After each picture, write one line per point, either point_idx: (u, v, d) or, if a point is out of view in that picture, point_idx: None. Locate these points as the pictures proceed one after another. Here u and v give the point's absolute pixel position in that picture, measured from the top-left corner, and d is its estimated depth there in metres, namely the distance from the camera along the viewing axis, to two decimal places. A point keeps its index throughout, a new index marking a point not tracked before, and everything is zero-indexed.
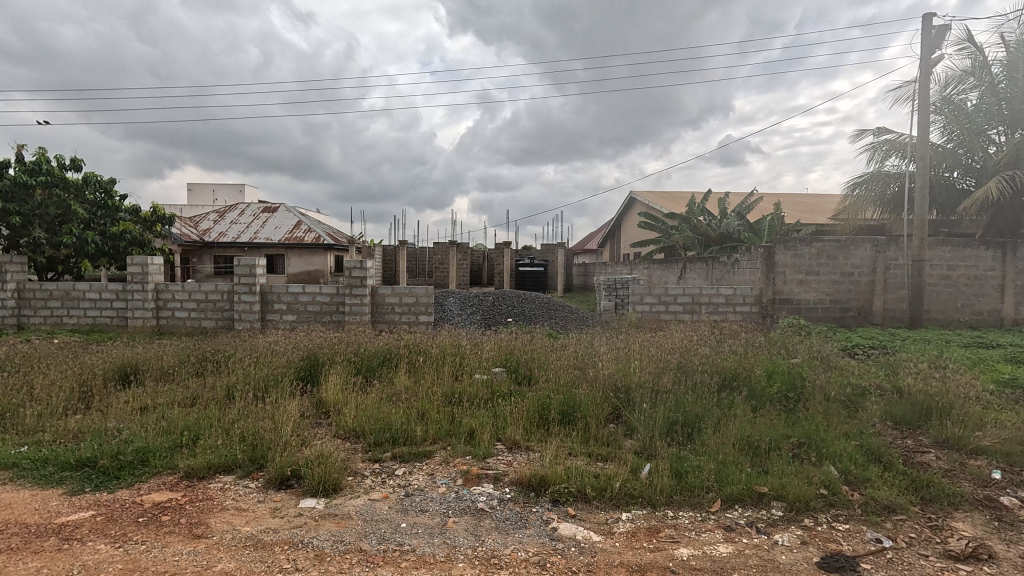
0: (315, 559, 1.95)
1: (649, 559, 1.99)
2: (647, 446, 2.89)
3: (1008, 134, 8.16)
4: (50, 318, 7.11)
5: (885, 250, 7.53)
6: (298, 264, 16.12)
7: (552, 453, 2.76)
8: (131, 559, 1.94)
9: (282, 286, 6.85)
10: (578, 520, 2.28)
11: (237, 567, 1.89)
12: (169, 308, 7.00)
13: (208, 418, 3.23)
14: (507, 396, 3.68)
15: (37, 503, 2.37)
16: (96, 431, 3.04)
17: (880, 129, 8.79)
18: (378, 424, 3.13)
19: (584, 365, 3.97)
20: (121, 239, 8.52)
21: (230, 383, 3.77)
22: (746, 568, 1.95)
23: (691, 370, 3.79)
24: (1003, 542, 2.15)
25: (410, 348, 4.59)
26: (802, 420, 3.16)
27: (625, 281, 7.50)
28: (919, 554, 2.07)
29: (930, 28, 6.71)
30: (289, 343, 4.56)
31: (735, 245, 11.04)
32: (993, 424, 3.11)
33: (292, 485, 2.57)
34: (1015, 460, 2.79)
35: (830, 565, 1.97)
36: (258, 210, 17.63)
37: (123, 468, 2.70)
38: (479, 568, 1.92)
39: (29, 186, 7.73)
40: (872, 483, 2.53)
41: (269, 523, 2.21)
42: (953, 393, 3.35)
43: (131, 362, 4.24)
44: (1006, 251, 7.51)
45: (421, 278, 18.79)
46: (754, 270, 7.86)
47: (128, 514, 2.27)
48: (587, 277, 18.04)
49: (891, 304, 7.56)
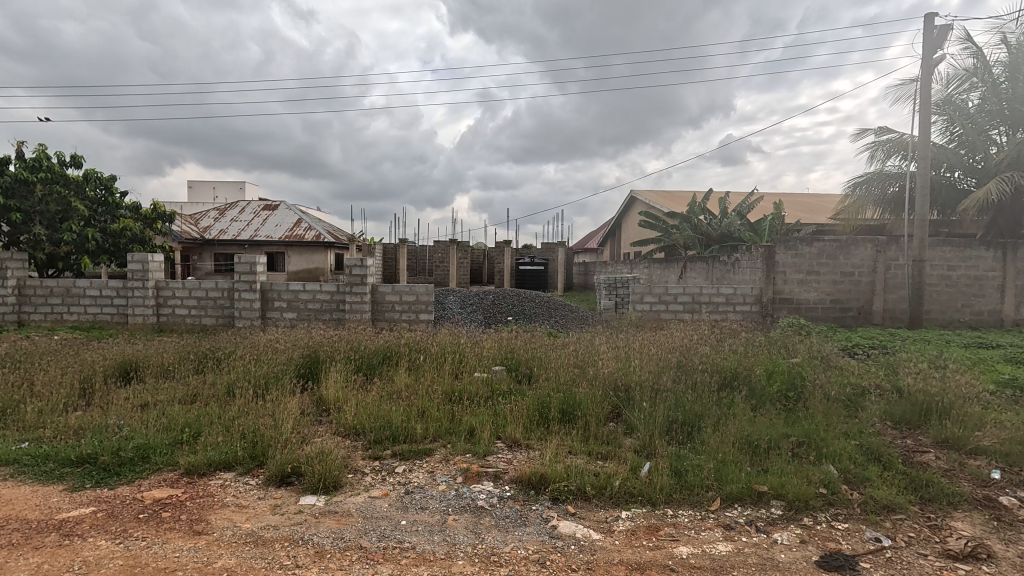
0: (315, 556, 1.95)
1: (648, 558, 1.99)
2: (647, 444, 2.89)
3: (1009, 133, 8.17)
4: (50, 315, 7.11)
5: (885, 250, 7.53)
6: (298, 261, 16.12)
7: (552, 452, 2.76)
8: (131, 555, 1.94)
9: (282, 284, 6.86)
10: (578, 518, 2.28)
11: (238, 564, 1.89)
12: (169, 305, 7.00)
13: (208, 414, 3.23)
14: (507, 395, 3.68)
15: (37, 499, 2.38)
16: (97, 428, 3.04)
17: (881, 129, 8.78)
18: (378, 422, 3.13)
19: (584, 363, 3.97)
20: (121, 236, 8.53)
21: (230, 380, 3.78)
22: (746, 567, 1.95)
23: (691, 369, 3.79)
24: (1002, 542, 2.15)
25: (410, 346, 4.59)
26: (802, 419, 3.16)
27: (626, 281, 7.40)
28: (918, 553, 2.07)
29: (931, 28, 6.69)
30: (289, 341, 4.56)
31: (735, 245, 11.02)
32: (992, 424, 3.11)
33: (292, 482, 2.57)
34: (1014, 460, 2.80)
35: (829, 564, 1.98)
36: (258, 207, 17.65)
37: (124, 465, 2.70)
38: (479, 566, 1.93)
39: (30, 182, 7.74)
40: (871, 482, 2.54)
41: (269, 520, 2.21)
42: (953, 393, 3.35)
43: (132, 359, 4.24)
44: (1006, 251, 7.51)
45: (421, 276, 18.77)
46: (754, 269, 7.86)
47: (129, 510, 2.28)
48: (587, 276, 18.03)
49: (891, 304, 7.56)
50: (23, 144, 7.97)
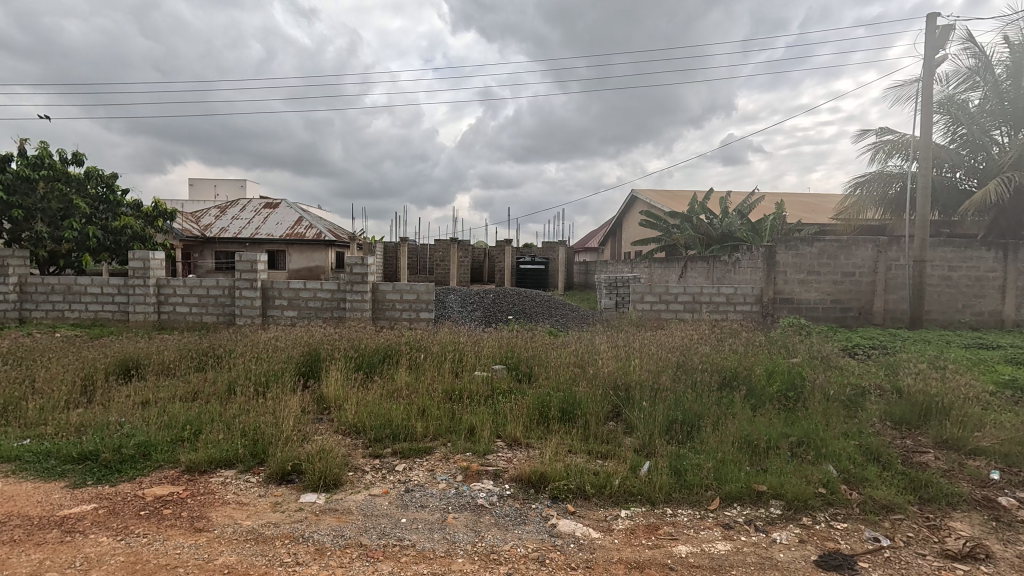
0: (315, 553, 1.96)
1: (647, 556, 2.00)
2: (647, 444, 2.90)
3: (1011, 134, 8.15)
4: (51, 312, 7.13)
5: (886, 250, 7.51)
6: (298, 260, 16.15)
7: (552, 450, 2.77)
8: (132, 551, 1.95)
9: (282, 282, 6.86)
10: (577, 517, 2.29)
11: (238, 561, 1.90)
12: (170, 303, 7.01)
13: (209, 412, 3.24)
14: (507, 394, 3.69)
15: (39, 495, 2.39)
16: (98, 424, 3.05)
17: (883, 129, 8.76)
18: (378, 421, 3.14)
19: (584, 363, 3.97)
20: (122, 234, 8.53)
21: (230, 378, 3.79)
22: (744, 566, 1.96)
23: (691, 369, 3.78)
24: (1000, 542, 2.15)
25: (410, 344, 4.60)
26: (801, 419, 3.17)
27: (626, 281, 7.50)
28: (917, 553, 2.07)
29: (933, 28, 6.69)
30: (290, 339, 4.58)
31: (736, 244, 11.03)
32: (991, 425, 3.12)
33: (292, 480, 2.58)
34: (1013, 461, 2.80)
35: (828, 563, 1.98)
36: (259, 205, 17.67)
37: (125, 462, 2.71)
38: (479, 563, 1.94)
39: (32, 179, 7.75)
40: (871, 482, 2.54)
41: (269, 518, 2.22)
42: (952, 393, 3.35)
43: (133, 356, 4.26)
44: (1007, 252, 7.49)
45: (421, 275, 18.80)
46: (755, 269, 7.91)
47: (130, 507, 2.29)
48: (587, 275, 18.04)
49: (891, 304, 7.55)
50: (25, 141, 7.94)
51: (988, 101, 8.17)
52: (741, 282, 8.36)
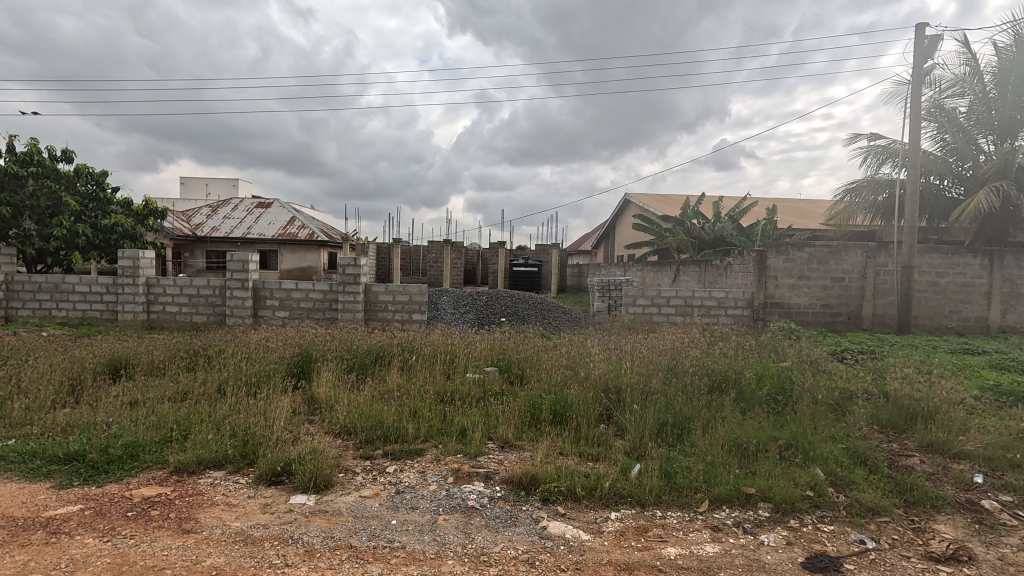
0: (304, 554, 1.95)
1: (636, 558, 2.01)
2: (638, 446, 2.91)
3: (996, 143, 8.31)
4: (39, 311, 7.04)
5: (875, 256, 7.59)
6: (291, 260, 16.07)
7: (542, 453, 2.77)
8: (119, 553, 1.93)
9: (274, 282, 6.84)
10: (568, 519, 2.30)
11: (226, 563, 1.89)
12: (160, 303, 6.94)
13: (198, 412, 3.20)
14: (498, 396, 3.69)
15: (23, 497, 2.35)
16: (85, 424, 3.03)
17: (873, 133, 8.87)
18: (369, 423, 3.12)
19: (577, 364, 4.01)
20: (112, 232, 8.46)
21: (221, 378, 3.77)
22: (732, 567, 1.98)
23: (682, 372, 3.81)
24: (982, 544, 2.19)
25: (402, 346, 4.58)
26: (790, 422, 3.20)
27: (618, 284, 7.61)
28: (903, 555, 2.10)
29: (922, 37, 6.79)
30: (282, 339, 4.56)
31: (728, 248, 11.09)
32: (976, 429, 3.17)
33: (282, 481, 2.57)
34: (997, 465, 2.84)
35: (814, 565, 2.00)
36: (251, 205, 17.55)
37: (112, 462, 2.68)
38: (468, 565, 1.94)
39: (20, 176, 7.64)
40: (858, 485, 2.57)
41: (259, 518, 2.21)
42: (937, 398, 3.40)
43: (121, 355, 4.22)
44: (993, 258, 7.59)
45: (415, 276, 18.98)
46: (747, 272, 7.96)
47: (117, 508, 2.27)
48: (580, 277, 18.17)
49: (880, 309, 7.62)
50: (13, 137, 7.81)
51: (974, 110, 8.33)
52: (732, 286, 8.41)
